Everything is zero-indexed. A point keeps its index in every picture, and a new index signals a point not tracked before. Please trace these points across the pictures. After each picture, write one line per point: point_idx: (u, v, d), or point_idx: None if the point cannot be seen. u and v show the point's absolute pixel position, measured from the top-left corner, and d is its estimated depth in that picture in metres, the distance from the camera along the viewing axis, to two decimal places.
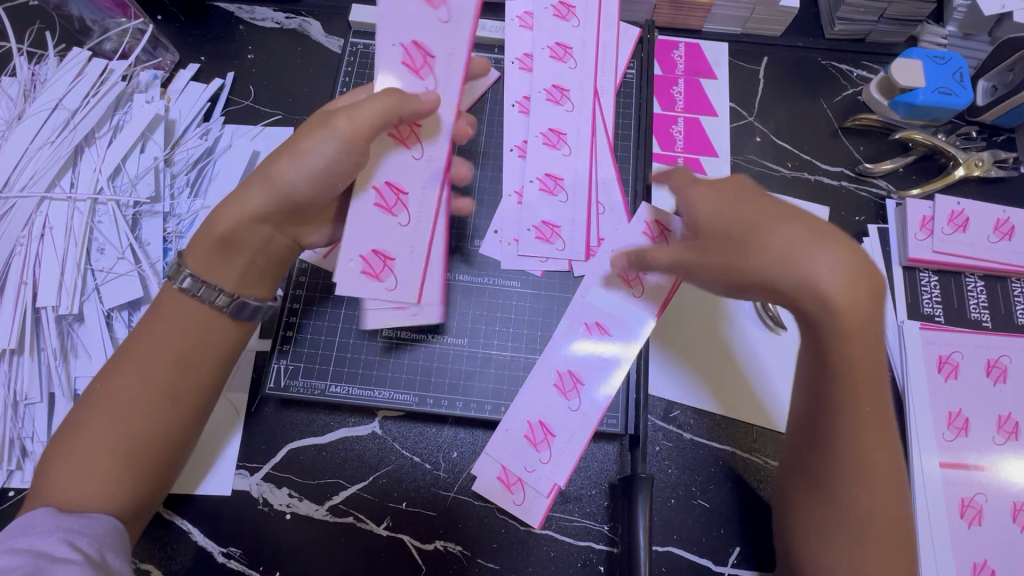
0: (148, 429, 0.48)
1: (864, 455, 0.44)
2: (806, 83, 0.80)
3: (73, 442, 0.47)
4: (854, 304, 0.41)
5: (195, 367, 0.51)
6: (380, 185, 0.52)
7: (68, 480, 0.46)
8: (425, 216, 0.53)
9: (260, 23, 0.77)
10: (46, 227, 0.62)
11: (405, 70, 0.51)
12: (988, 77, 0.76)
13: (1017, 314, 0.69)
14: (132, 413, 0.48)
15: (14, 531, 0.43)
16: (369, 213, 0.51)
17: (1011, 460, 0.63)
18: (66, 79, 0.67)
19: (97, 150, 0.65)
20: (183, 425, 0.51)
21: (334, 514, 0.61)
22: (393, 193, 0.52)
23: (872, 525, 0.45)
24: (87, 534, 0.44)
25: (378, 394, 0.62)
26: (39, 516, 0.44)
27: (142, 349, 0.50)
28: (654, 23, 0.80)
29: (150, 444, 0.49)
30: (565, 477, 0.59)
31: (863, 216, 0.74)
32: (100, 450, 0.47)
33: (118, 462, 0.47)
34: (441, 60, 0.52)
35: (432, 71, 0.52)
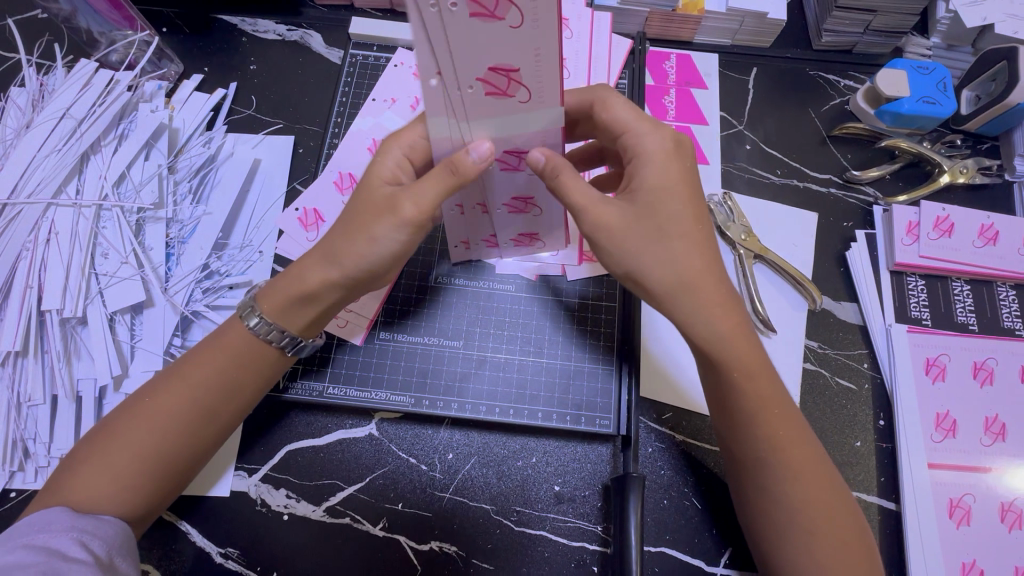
0: (175, 443, 0.49)
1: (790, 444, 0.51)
2: (795, 92, 0.82)
3: (106, 444, 0.48)
4: (681, 294, 0.49)
5: (234, 391, 0.52)
6: (343, 173, 0.70)
7: (93, 482, 0.47)
8: None
9: (262, 35, 0.79)
10: (52, 232, 0.63)
11: (493, 98, 0.43)
12: (971, 87, 0.78)
13: (1003, 318, 0.70)
14: (169, 429, 0.49)
15: (26, 528, 0.44)
16: (330, 186, 0.69)
17: (998, 461, 0.64)
18: (74, 89, 0.69)
19: (102, 157, 0.67)
20: (206, 443, 0.52)
21: (331, 514, 0.61)
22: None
23: (826, 520, 0.49)
24: (100, 536, 0.45)
25: (375, 396, 0.64)
26: (55, 514, 0.45)
27: (187, 370, 0.51)
28: (647, 35, 0.82)
29: (173, 457, 0.50)
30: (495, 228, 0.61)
31: (850, 221, 0.76)
32: (128, 457, 0.48)
33: (149, 472, 0.49)
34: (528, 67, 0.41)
35: (523, 83, 0.42)
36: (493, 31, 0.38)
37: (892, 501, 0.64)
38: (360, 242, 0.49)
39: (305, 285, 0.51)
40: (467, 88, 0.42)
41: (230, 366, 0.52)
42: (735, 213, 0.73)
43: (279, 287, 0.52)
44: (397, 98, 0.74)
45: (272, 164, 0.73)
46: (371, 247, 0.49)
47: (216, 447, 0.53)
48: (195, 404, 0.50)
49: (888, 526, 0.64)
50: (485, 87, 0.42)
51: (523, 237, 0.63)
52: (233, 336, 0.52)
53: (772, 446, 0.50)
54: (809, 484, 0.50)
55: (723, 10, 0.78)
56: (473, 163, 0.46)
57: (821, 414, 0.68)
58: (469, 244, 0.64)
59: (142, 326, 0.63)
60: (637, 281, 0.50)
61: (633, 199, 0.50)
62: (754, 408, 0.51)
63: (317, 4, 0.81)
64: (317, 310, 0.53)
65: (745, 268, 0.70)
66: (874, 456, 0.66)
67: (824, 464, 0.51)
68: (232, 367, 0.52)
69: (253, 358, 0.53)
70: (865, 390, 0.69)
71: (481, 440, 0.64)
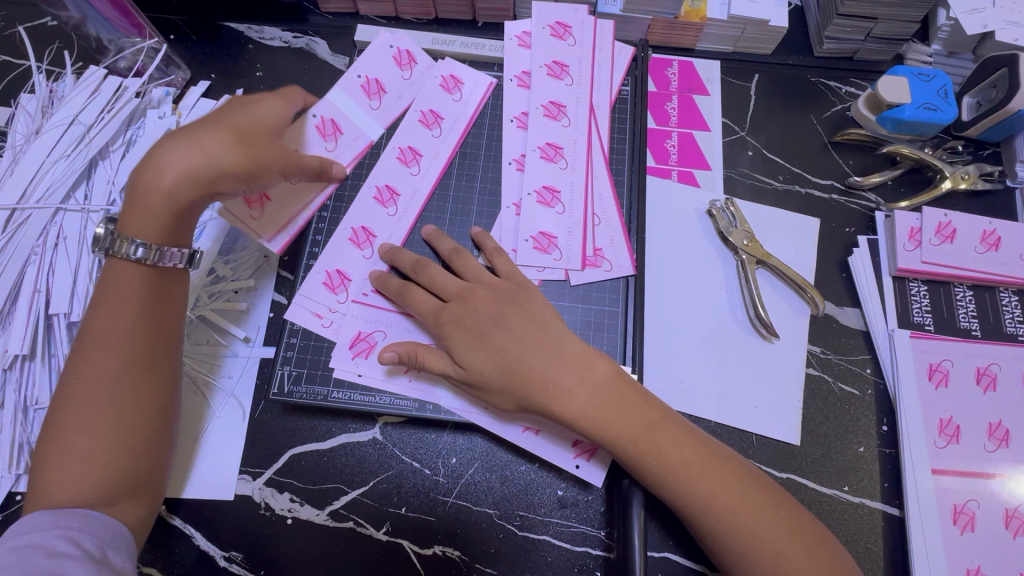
0: (116, 400, 0.50)
1: (693, 476, 0.54)
2: (796, 99, 0.82)
3: (51, 435, 0.49)
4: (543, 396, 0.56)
5: (158, 338, 0.53)
6: (357, 226, 0.69)
7: (55, 473, 0.48)
8: (411, 213, 0.70)
9: (268, 42, 0.80)
10: (60, 237, 0.64)
11: (392, 176, 0.70)
12: (972, 94, 0.79)
13: (1006, 324, 0.71)
14: (98, 392, 0.50)
15: (9, 533, 0.44)
16: (367, 201, 0.70)
17: (1001, 466, 0.64)
18: (82, 96, 0.70)
19: (110, 164, 0.67)
20: (149, 401, 0.52)
21: (334, 518, 0.61)
22: (365, 235, 0.68)
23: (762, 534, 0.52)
24: (88, 531, 0.46)
25: (379, 400, 0.63)
26: (37, 518, 0.46)
27: (97, 332, 0.52)
28: (649, 42, 0.83)
29: (122, 418, 0.50)
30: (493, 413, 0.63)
31: (852, 227, 0.76)
32: (77, 433, 0.49)
33: (100, 443, 0.49)
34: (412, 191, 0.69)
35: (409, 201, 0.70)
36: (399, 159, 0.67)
37: (894, 507, 0.65)
38: (194, 155, 0.54)
39: (159, 191, 0.54)
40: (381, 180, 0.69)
41: (128, 310, 0.52)
42: (738, 219, 0.73)
43: (140, 202, 0.54)
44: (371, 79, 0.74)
45: None
46: (203, 159, 0.54)
47: (165, 402, 0.53)
48: (110, 356, 0.51)
49: (892, 532, 0.64)
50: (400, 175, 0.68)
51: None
52: (123, 282, 0.53)
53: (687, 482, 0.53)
54: (738, 494, 0.53)
55: (724, 17, 0.78)
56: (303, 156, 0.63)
57: (823, 419, 0.68)
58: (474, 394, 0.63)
59: None
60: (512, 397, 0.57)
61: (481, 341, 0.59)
62: (653, 456, 0.54)
63: (323, 12, 0.82)
64: (180, 213, 0.55)
65: (746, 274, 0.71)
66: (877, 462, 0.66)
67: (739, 480, 0.54)
68: (137, 312, 0.53)
69: (157, 297, 0.54)
70: (868, 396, 0.69)
71: (485, 444, 0.64)
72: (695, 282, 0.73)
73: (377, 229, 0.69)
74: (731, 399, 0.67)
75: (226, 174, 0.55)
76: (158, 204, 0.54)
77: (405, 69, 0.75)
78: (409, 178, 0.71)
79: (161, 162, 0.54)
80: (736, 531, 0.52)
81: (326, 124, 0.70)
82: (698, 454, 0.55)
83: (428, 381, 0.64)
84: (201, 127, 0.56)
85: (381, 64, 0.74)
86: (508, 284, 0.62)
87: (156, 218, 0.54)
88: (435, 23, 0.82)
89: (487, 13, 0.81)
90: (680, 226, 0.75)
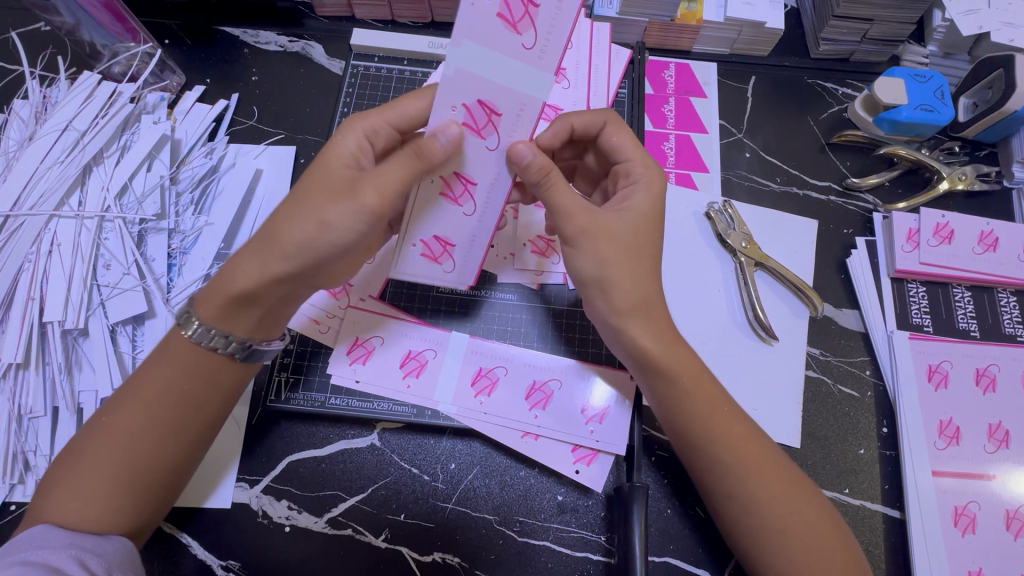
0: (143, 457, 0.49)
1: (732, 440, 0.54)
2: (793, 100, 0.82)
3: (67, 469, 0.47)
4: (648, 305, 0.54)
5: (201, 407, 0.51)
6: None
7: (61, 503, 0.46)
8: None
9: (264, 46, 0.80)
10: (54, 244, 0.63)
11: (463, 130, 0.46)
12: (968, 94, 0.79)
13: (1004, 324, 0.71)
14: (125, 447, 0.48)
15: (24, 545, 0.43)
16: None
17: (1001, 468, 0.64)
18: (77, 101, 0.69)
19: (104, 169, 0.67)
20: (174, 465, 0.50)
21: (332, 526, 0.61)
22: None
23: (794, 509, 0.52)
24: (99, 554, 0.45)
25: (378, 406, 0.63)
26: (45, 533, 0.45)
27: (141, 385, 0.50)
28: (646, 45, 0.83)
29: (144, 475, 0.49)
30: (495, 411, 0.63)
31: (850, 228, 0.76)
32: (98, 471, 0.47)
33: (114, 492, 0.47)
34: (508, 117, 0.46)
35: (497, 128, 0.46)
36: (472, 144, 0.47)
37: (895, 509, 0.64)
38: (311, 223, 0.48)
39: (241, 284, 0.49)
40: (448, 113, 0.45)
41: (183, 376, 0.51)
42: (735, 221, 0.73)
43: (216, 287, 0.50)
44: None
45: (274, 174, 0.73)
46: (328, 235, 0.48)
47: (186, 464, 0.52)
48: (152, 418, 0.49)
49: (893, 535, 0.63)
50: (467, 121, 0.46)
51: (533, 393, 0.64)
52: (182, 351, 0.51)
53: (725, 447, 0.53)
54: (767, 468, 0.53)
55: (721, 19, 0.78)
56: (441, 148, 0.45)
57: (824, 422, 0.68)
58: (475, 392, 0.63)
59: (144, 337, 0.63)
60: (602, 288, 0.53)
61: (622, 214, 0.54)
62: (704, 410, 0.54)
63: (318, 16, 0.81)
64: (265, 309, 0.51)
65: (746, 276, 0.71)
66: (877, 464, 0.66)
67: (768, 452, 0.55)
68: (190, 381, 0.51)
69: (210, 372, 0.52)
70: (868, 397, 0.69)
71: (484, 450, 0.64)
72: (694, 284, 0.72)
73: None
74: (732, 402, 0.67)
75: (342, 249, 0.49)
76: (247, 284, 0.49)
77: None
78: None
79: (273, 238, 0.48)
80: (756, 509, 0.52)
81: None
82: (734, 419, 0.55)
83: (428, 384, 0.64)
84: (311, 195, 0.49)
85: (560, 42, 0.42)
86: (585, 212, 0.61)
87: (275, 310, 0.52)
88: (432, 27, 0.82)
89: None
90: (678, 228, 0.75)
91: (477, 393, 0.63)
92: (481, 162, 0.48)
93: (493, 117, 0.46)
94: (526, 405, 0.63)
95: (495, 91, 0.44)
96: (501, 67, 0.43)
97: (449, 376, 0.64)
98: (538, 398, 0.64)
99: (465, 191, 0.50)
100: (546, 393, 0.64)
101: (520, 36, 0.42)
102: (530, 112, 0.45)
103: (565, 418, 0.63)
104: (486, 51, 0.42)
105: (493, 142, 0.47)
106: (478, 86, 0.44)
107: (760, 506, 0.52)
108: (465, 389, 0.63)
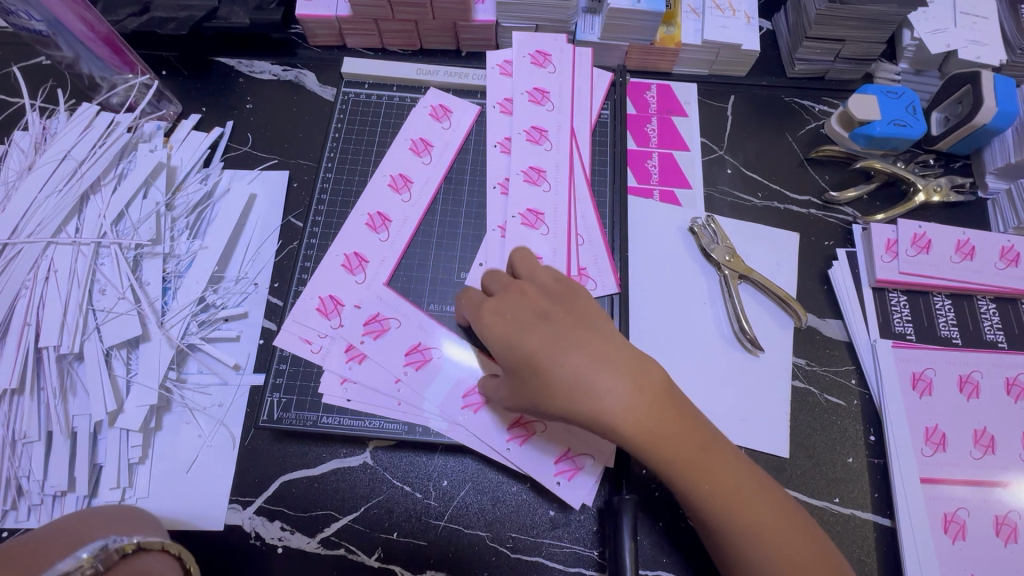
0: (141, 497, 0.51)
1: (725, 494, 0.51)
2: (772, 118, 0.85)
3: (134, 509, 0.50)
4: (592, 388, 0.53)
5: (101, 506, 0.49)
6: (348, 252, 0.70)
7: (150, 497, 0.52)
8: (402, 236, 0.71)
9: (258, 75, 0.82)
10: (51, 270, 0.64)
11: (525, 181, 0.73)
12: (940, 109, 0.82)
13: (985, 331, 0.72)
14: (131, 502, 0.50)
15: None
16: (359, 227, 0.71)
17: (987, 474, 0.65)
18: (75, 132, 0.71)
19: (102, 197, 0.68)
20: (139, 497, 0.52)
21: (325, 546, 0.61)
22: (357, 260, 0.70)
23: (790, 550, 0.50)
24: None
25: (370, 424, 0.64)
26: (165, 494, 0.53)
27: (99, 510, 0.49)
28: (628, 69, 0.86)
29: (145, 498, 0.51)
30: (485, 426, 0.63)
31: (831, 240, 0.78)
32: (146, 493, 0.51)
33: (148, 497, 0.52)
34: (559, 176, 0.73)
35: (548, 181, 0.73)
36: (531, 190, 0.72)
37: (886, 518, 0.65)
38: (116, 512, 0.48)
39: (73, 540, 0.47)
40: (507, 168, 0.75)
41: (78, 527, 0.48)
42: (719, 235, 0.75)
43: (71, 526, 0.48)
44: (418, 139, 0.76)
45: (267, 199, 0.75)
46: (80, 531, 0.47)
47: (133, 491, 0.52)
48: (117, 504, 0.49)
49: (883, 543, 0.64)
50: (526, 177, 0.73)
51: (515, 426, 0.63)
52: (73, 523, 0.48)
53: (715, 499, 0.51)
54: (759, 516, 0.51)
55: (699, 43, 0.82)
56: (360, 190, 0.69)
57: (812, 431, 0.68)
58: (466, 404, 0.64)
59: (138, 361, 0.64)
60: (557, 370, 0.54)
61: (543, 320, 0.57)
62: (695, 474, 0.51)
63: (310, 45, 0.84)
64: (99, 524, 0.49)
65: (730, 289, 0.72)
66: (866, 472, 0.67)
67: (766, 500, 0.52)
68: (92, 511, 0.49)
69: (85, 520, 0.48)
70: (854, 406, 0.70)
71: (476, 466, 0.64)
72: (680, 298, 0.74)
73: (369, 254, 0.70)
74: (721, 411, 0.68)
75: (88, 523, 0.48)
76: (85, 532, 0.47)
77: (443, 122, 0.77)
78: (400, 205, 0.73)
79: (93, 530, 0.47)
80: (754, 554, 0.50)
81: (398, 181, 0.74)
82: (724, 477, 0.52)
83: (416, 401, 0.64)
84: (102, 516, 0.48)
85: (577, 118, 0.77)
86: (561, 287, 0.60)
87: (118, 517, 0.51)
88: (421, 54, 0.85)
89: (470, 43, 0.84)
90: (663, 244, 0.77)
91: (468, 403, 0.64)
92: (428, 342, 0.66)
93: (542, 173, 0.73)
94: (503, 435, 0.63)
95: (541, 153, 0.74)
96: (539, 120, 0.76)
97: (440, 385, 0.65)
98: (518, 432, 0.63)
99: (421, 351, 0.66)
100: None
101: (546, 108, 0.76)
102: (566, 159, 0.74)
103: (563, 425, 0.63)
104: (527, 117, 0.76)
105: (545, 188, 0.72)
106: (533, 154, 0.74)
107: (750, 542, 0.50)
108: (454, 400, 0.64)
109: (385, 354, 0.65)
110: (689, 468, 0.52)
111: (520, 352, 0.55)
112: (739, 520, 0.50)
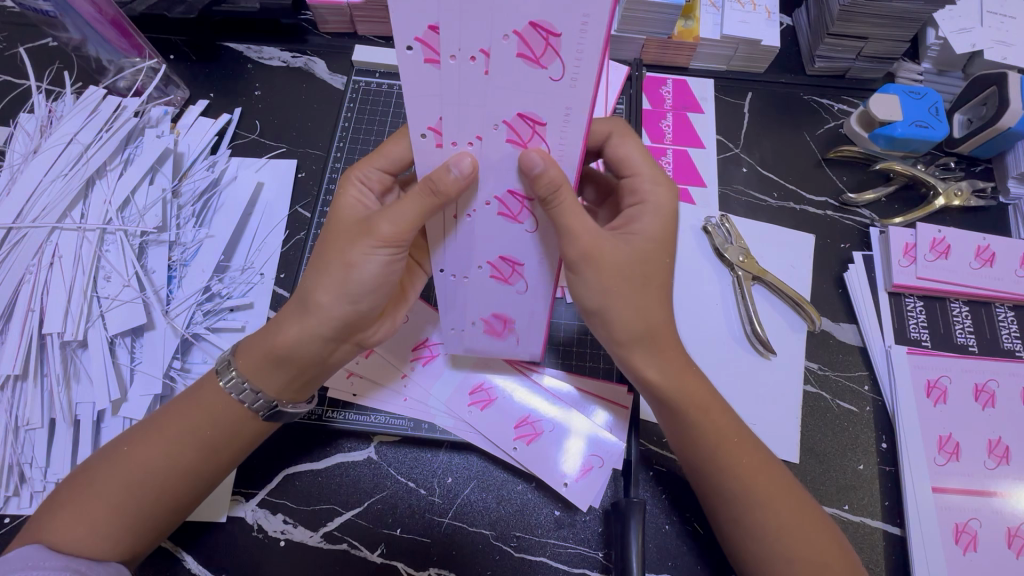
0: (183, 455, 0.50)
1: (739, 458, 0.52)
2: (790, 116, 0.83)
3: (164, 461, 0.49)
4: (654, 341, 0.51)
5: (184, 479, 0.50)
6: (493, 258, 0.50)
7: (177, 444, 0.50)
8: (542, 285, 0.52)
9: (267, 61, 0.81)
10: (55, 256, 0.64)
11: None
12: (963, 111, 0.80)
13: (1003, 339, 0.70)
14: (163, 457, 0.49)
15: (20, 563, 0.43)
16: (485, 283, 0.52)
17: (1000, 484, 0.64)
18: (81, 116, 0.70)
19: (107, 182, 0.67)
20: (205, 470, 0.51)
21: (328, 540, 0.60)
22: (499, 322, 0.57)
23: (795, 524, 0.50)
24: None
25: (375, 419, 0.64)
26: (199, 446, 0.50)
27: (140, 460, 0.49)
28: (644, 63, 0.84)
29: (188, 463, 0.50)
30: (490, 426, 0.63)
31: (847, 243, 0.76)
32: (175, 440, 0.50)
33: (181, 449, 0.50)
34: None
35: None
36: None
37: (896, 526, 0.64)
38: (154, 474, 0.49)
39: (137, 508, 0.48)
40: None
41: (151, 488, 0.49)
42: (733, 235, 0.74)
43: (122, 498, 0.48)
44: None
45: (274, 188, 0.74)
46: (143, 489, 0.48)
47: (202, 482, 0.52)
48: (174, 458, 0.49)
49: (893, 552, 0.63)
50: None
51: (522, 426, 0.63)
52: (138, 478, 0.48)
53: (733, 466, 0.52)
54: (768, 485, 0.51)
55: (717, 37, 0.80)
56: (454, 181, 0.42)
57: (822, 437, 0.67)
58: (472, 403, 0.64)
59: (142, 349, 0.63)
60: (604, 317, 0.50)
61: (628, 240, 0.50)
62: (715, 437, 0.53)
63: (321, 32, 0.83)
64: (156, 494, 0.49)
65: (744, 290, 0.71)
66: (877, 480, 0.66)
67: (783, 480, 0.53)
68: (162, 487, 0.49)
69: (171, 488, 0.50)
70: (867, 412, 0.68)
71: (481, 464, 0.64)
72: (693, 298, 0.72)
73: (512, 313, 0.55)
74: None
75: (150, 490, 0.49)
76: (131, 506, 0.48)
77: None
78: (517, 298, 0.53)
79: (139, 489, 0.48)
80: (760, 520, 0.51)
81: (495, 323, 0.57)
82: (746, 449, 0.53)
83: (423, 398, 0.64)
84: (143, 465, 0.49)
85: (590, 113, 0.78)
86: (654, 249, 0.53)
87: (184, 449, 0.50)
88: None
89: None
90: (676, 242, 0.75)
91: (474, 403, 0.64)
92: (518, 244, 0.49)
93: None
94: (511, 434, 0.63)
95: None
96: None
97: (445, 383, 0.65)
98: (525, 432, 0.63)
99: (514, 272, 0.51)
100: (549, 400, 0.64)
101: None
102: None
103: (570, 426, 0.63)
104: None
105: None
106: None
107: (741, 490, 0.51)
108: (460, 397, 0.64)
109: (397, 350, 0.66)
110: (704, 415, 0.53)
111: (640, 286, 0.49)
112: (745, 477, 0.52)
